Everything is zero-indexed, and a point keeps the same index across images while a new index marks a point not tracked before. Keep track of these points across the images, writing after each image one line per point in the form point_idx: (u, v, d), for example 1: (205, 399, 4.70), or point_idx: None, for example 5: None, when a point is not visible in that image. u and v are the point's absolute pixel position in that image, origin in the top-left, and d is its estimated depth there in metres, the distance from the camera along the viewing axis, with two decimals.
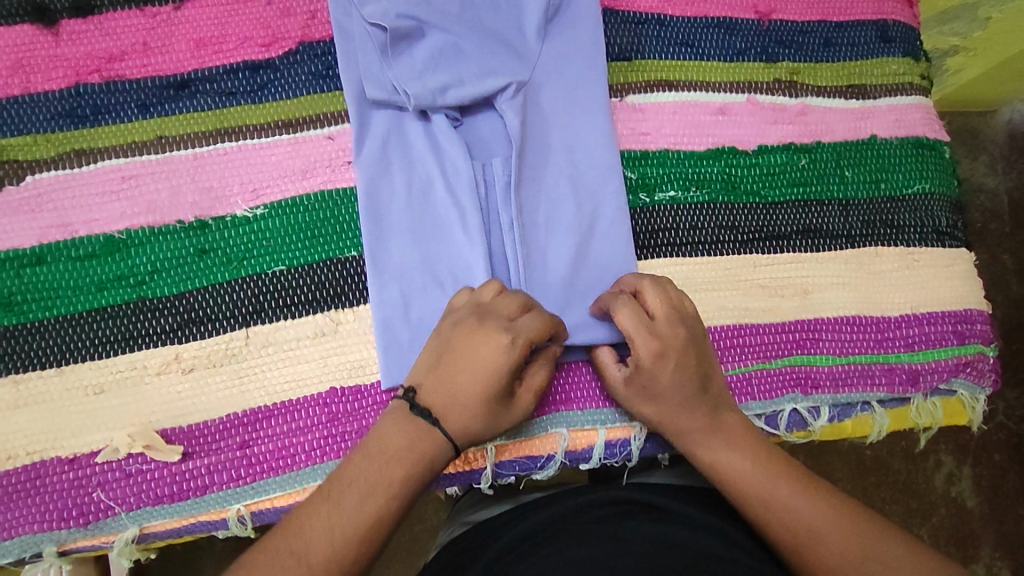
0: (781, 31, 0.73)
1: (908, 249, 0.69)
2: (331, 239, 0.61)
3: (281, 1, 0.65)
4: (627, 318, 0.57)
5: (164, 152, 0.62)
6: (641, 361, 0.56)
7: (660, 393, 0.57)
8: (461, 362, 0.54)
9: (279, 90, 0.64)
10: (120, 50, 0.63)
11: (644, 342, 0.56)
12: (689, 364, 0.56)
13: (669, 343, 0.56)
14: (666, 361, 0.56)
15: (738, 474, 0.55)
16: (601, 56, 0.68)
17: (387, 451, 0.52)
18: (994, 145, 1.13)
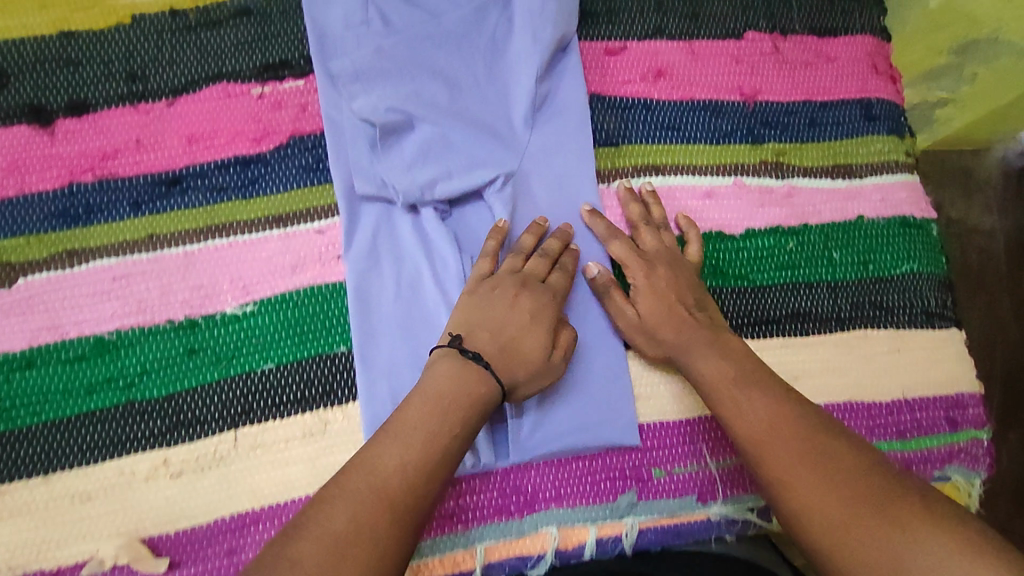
0: (765, 112, 0.74)
1: (898, 331, 0.69)
2: (320, 334, 0.62)
3: (272, 95, 0.67)
4: (625, 242, 0.64)
5: (155, 250, 0.62)
6: (642, 280, 0.62)
7: (661, 316, 0.61)
8: (501, 316, 0.58)
9: (269, 184, 0.65)
10: (113, 149, 0.64)
11: (641, 265, 0.63)
12: (689, 284, 0.63)
13: (666, 265, 0.63)
14: (662, 276, 0.62)
15: (722, 374, 0.57)
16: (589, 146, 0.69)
17: (442, 396, 0.53)
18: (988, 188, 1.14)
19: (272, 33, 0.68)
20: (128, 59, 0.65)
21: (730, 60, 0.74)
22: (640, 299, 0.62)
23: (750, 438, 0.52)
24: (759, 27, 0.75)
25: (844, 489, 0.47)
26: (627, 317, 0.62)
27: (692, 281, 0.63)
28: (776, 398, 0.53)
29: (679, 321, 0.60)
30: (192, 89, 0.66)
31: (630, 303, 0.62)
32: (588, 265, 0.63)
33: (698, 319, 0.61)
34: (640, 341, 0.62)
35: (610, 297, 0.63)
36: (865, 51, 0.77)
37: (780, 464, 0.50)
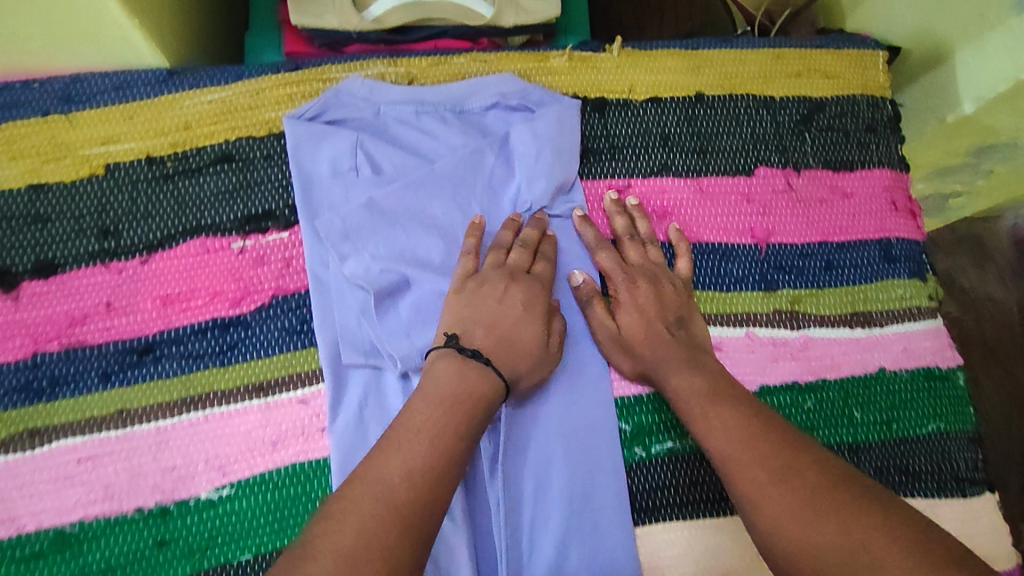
0: (779, 255, 0.70)
1: (925, 499, 0.65)
2: (302, 520, 0.57)
3: (254, 249, 0.62)
4: (613, 254, 0.65)
5: (124, 427, 0.58)
6: (625, 293, 0.63)
7: (641, 330, 0.61)
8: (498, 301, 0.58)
9: (250, 350, 0.60)
10: (81, 313, 0.59)
11: (624, 279, 0.64)
12: (671, 299, 0.63)
13: (647, 280, 0.64)
14: (645, 294, 0.63)
15: (692, 389, 0.57)
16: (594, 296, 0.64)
17: (445, 396, 0.51)
18: (1001, 255, 1.12)
19: (255, 181, 0.64)
20: (100, 214, 0.61)
21: (741, 199, 0.71)
22: (623, 316, 0.62)
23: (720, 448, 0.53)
24: (771, 162, 0.72)
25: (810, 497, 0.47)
26: (609, 332, 0.62)
27: (675, 297, 0.64)
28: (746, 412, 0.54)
29: (659, 342, 0.61)
30: (168, 245, 0.61)
31: (611, 317, 0.63)
32: (573, 273, 0.65)
33: (676, 337, 0.61)
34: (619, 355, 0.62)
35: (591, 307, 0.63)
36: (882, 185, 0.73)
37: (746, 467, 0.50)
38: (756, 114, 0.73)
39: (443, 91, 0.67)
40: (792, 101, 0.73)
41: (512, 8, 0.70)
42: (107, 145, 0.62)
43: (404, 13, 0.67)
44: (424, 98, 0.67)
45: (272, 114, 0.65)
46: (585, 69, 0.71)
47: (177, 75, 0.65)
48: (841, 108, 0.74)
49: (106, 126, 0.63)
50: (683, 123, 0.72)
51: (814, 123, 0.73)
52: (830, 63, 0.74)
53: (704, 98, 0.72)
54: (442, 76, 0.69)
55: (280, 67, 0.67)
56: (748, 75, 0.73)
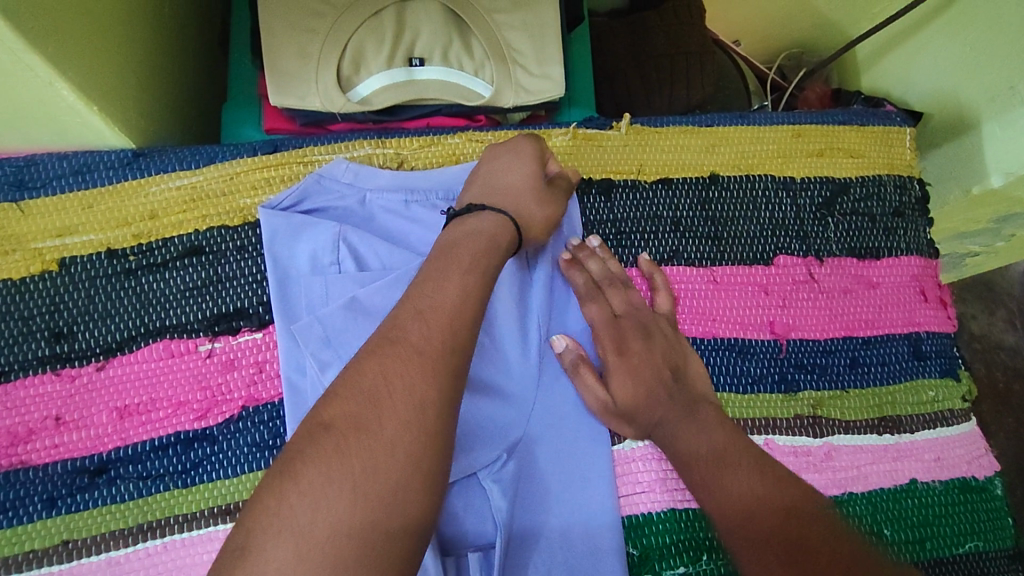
0: (801, 352, 0.64)
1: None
2: None
3: (222, 351, 0.57)
4: (602, 305, 0.60)
5: (70, 560, 0.51)
6: (615, 358, 0.58)
7: (637, 397, 0.57)
8: (504, 179, 0.57)
9: (215, 467, 0.54)
10: (26, 429, 0.53)
11: (613, 337, 0.59)
12: (665, 353, 0.59)
13: (641, 336, 0.59)
14: (638, 351, 0.58)
15: (699, 454, 0.54)
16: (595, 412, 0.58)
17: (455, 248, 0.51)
18: (1011, 298, 1.11)
19: (226, 275, 0.59)
20: (52, 315, 0.56)
21: (758, 291, 0.65)
22: (615, 381, 0.57)
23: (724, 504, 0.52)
24: (791, 250, 0.67)
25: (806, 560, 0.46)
26: (602, 402, 0.57)
27: (668, 349, 0.59)
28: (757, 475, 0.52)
29: (658, 400, 0.57)
30: (128, 347, 0.56)
31: (602, 386, 0.58)
32: (555, 339, 0.59)
33: (674, 397, 0.57)
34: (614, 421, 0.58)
35: (579, 376, 0.58)
36: (910, 274, 0.69)
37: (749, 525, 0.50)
38: (775, 196, 0.68)
39: (434, 178, 0.63)
40: (814, 183, 0.69)
41: (512, 87, 0.65)
42: (62, 237, 0.58)
43: (392, 95, 0.63)
44: (413, 184, 0.62)
45: (246, 201, 0.60)
46: (590, 147, 0.66)
47: (143, 156, 0.60)
48: (866, 191, 0.70)
49: (61, 216, 0.58)
50: (696, 206, 0.66)
51: (838, 207, 0.69)
52: (854, 141, 0.71)
53: (719, 179, 0.67)
54: (434, 158, 0.64)
55: (259, 148, 0.62)
56: (766, 155, 0.69)
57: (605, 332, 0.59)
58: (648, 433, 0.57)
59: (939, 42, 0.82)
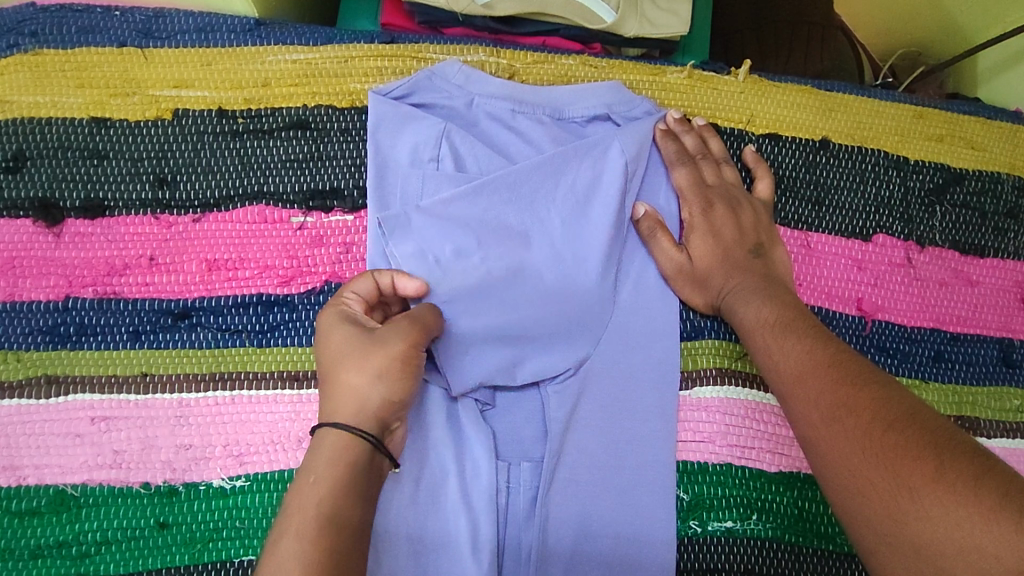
0: (884, 334, 0.62)
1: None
2: (254, 530, 0.51)
3: (314, 227, 0.57)
4: (691, 170, 0.61)
5: (146, 393, 0.53)
6: (699, 218, 0.59)
7: (713, 261, 0.58)
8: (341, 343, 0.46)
9: (292, 334, 0.55)
10: (122, 262, 0.55)
11: (699, 200, 0.60)
12: (750, 225, 0.59)
13: (726, 203, 0.60)
14: (721, 216, 0.59)
15: (763, 322, 0.53)
16: (669, 275, 0.59)
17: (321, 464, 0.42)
18: None
19: (328, 154, 0.59)
20: (159, 160, 0.58)
21: (851, 265, 0.63)
22: (693, 248, 0.59)
23: (783, 385, 0.49)
24: (892, 231, 0.64)
25: (868, 442, 0.42)
26: (676, 263, 0.58)
27: (755, 223, 0.60)
28: (826, 360, 0.48)
29: (735, 263, 0.58)
30: (224, 205, 0.57)
31: (678, 250, 0.59)
32: (636, 205, 0.60)
33: (751, 264, 0.57)
34: (685, 287, 0.58)
35: (655, 241, 0.59)
36: (1014, 279, 0.65)
37: (805, 407, 0.46)
38: (884, 174, 0.65)
39: (545, 93, 0.61)
40: (926, 167, 0.66)
41: (636, 16, 0.64)
42: (178, 89, 0.59)
43: (517, 4, 0.62)
44: (524, 97, 0.61)
45: (357, 85, 0.61)
46: (703, 90, 0.65)
47: (264, 26, 0.61)
48: (982, 185, 0.66)
49: (181, 69, 0.59)
50: (801, 167, 0.64)
51: (948, 196, 0.66)
52: (978, 132, 0.68)
53: (830, 145, 0.65)
54: (546, 76, 0.63)
55: (376, 38, 0.63)
56: (883, 130, 0.66)
57: (697, 229, 0.59)
58: (716, 301, 0.58)
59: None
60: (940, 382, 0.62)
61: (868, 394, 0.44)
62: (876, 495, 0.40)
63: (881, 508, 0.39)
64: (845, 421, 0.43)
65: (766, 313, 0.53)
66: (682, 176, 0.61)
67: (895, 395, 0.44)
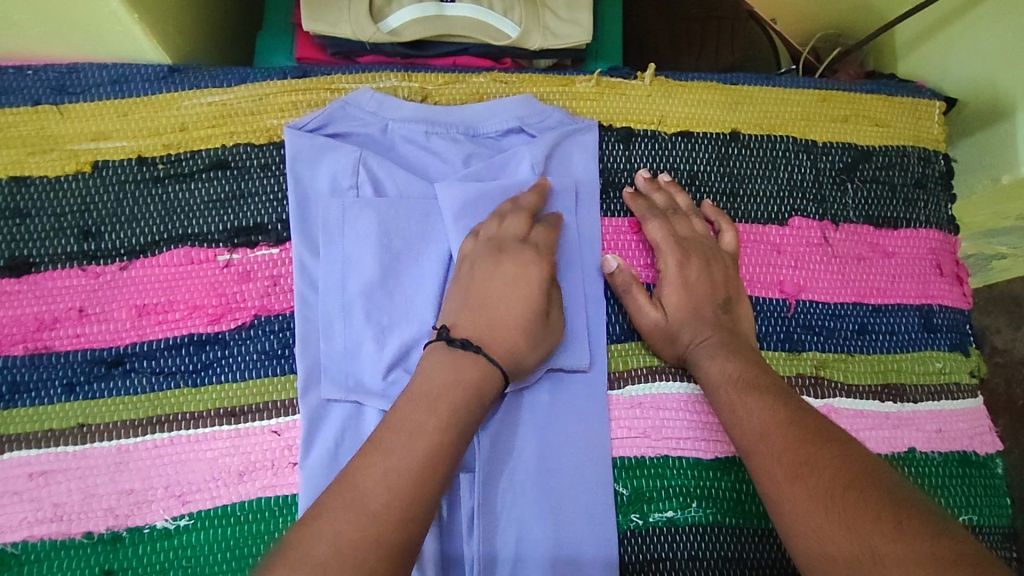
0: (809, 313, 0.64)
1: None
2: (201, 567, 0.53)
3: (240, 263, 0.59)
4: (665, 223, 0.62)
5: (83, 443, 0.54)
6: (673, 271, 0.60)
7: (687, 313, 0.59)
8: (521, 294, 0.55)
9: (225, 371, 0.56)
10: (52, 317, 0.56)
11: (676, 252, 0.60)
12: (722, 281, 0.60)
13: (701, 256, 0.60)
14: (695, 270, 0.60)
15: (727, 377, 0.54)
16: (645, 332, 0.60)
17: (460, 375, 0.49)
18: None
19: (249, 191, 0.60)
20: (82, 214, 0.58)
21: (771, 250, 0.65)
22: (668, 295, 0.60)
23: (747, 444, 0.50)
24: (808, 213, 0.67)
25: (831, 499, 0.43)
26: (651, 320, 0.59)
27: (726, 277, 0.60)
28: (787, 420, 0.49)
29: (708, 316, 0.58)
30: (150, 251, 0.58)
31: (652, 303, 0.60)
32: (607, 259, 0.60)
33: (720, 322, 0.58)
34: (658, 342, 0.59)
35: (630, 297, 0.60)
36: (929, 247, 0.68)
37: (766, 458, 0.47)
38: (795, 159, 0.68)
39: (457, 112, 0.63)
40: (835, 148, 0.68)
41: (539, 28, 0.66)
42: (97, 141, 0.60)
43: (422, 28, 0.64)
44: (436, 117, 0.63)
45: (274, 121, 0.62)
46: (613, 95, 0.67)
47: (178, 72, 0.62)
48: (890, 160, 0.69)
49: (98, 122, 0.60)
50: (714, 161, 0.67)
51: (858, 173, 0.68)
52: (882, 109, 0.70)
53: (741, 136, 0.67)
54: (458, 95, 0.65)
55: (289, 73, 0.64)
56: (790, 116, 0.68)
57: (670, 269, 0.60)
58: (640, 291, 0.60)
59: (984, 29, 0.72)
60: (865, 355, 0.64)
61: (831, 453, 0.45)
62: (837, 551, 0.40)
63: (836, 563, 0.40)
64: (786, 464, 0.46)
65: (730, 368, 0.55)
66: (654, 226, 0.62)
67: (858, 456, 0.45)
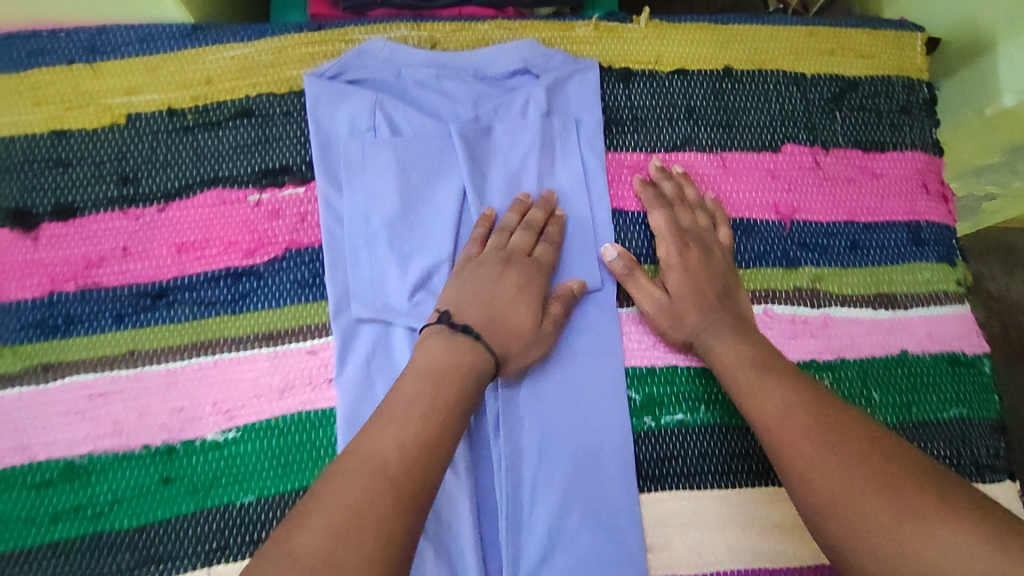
0: (804, 232, 0.68)
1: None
2: (250, 475, 0.58)
3: (269, 202, 0.63)
4: (668, 213, 0.65)
5: (136, 368, 0.59)
6: (675, 256, 0.63)
7: (689, 295, 0.61)
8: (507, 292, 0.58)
9: (262, 299, 0.61)
10: (98, 256, 0.60)
11: (675, 240, 0.63)
12: (718, 268, 0.63)
13: (700, 247, 0.63)
14: (695, 259, 0.63)
15: None
16: (651, 314, 0.62)
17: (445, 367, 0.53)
18: None
19: (273, 136, 0.64)
20: (120, 161, 0.62)
21: (766, 175, 0.69)
22: (671, 279, 0.62)
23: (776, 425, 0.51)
24: (799, 139, 0.70)
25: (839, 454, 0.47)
26: (657, 302, 0.61)
27: (723, 267, 0.63)
28: (810, 411, 0.50)
29: (710, 298, 0.61)
30: (185, 194, 0.62)
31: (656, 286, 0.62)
32: (605, 249, 0.62)
33: (724, 307, 0.61)
34: (666, 325, 0.61)
35: (634, 279, 0.62)
36: (914, 168, 0.71)
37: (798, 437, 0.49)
38: (786, 91, 0.71)
39: (466, 57, 0.67)
40: (822, 80, 0.72)
41: None
42: (129, 95, 0.64)
43: None
44: (446, 63, 0.67)
45: (293, 72, 0.66)
46: (610, 38, 0.71)
47: (201, 30, 0.66)
48: (875, 89, 0.73)
49: (129, 77, 0.64)
50: (709, 96, 0.70)
51: (846, 102, 0.72)
52: (866, 42, 0.74)
53: (733, 72, 0.71)
54: (465, 42, 0.69)
55: (304, 27, 0.68)
56: (779, 52, 0.72)
57: (673, 262, 0.63)
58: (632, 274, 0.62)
59: None
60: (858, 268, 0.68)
61: (840, 415, 0.49)
62: (841, 494, 0.45)
63: (847, 508, 0.44)
64: (797, 419, 0.50)
65: (729, 350, 0.58)
66: (654, 218, 0.65)
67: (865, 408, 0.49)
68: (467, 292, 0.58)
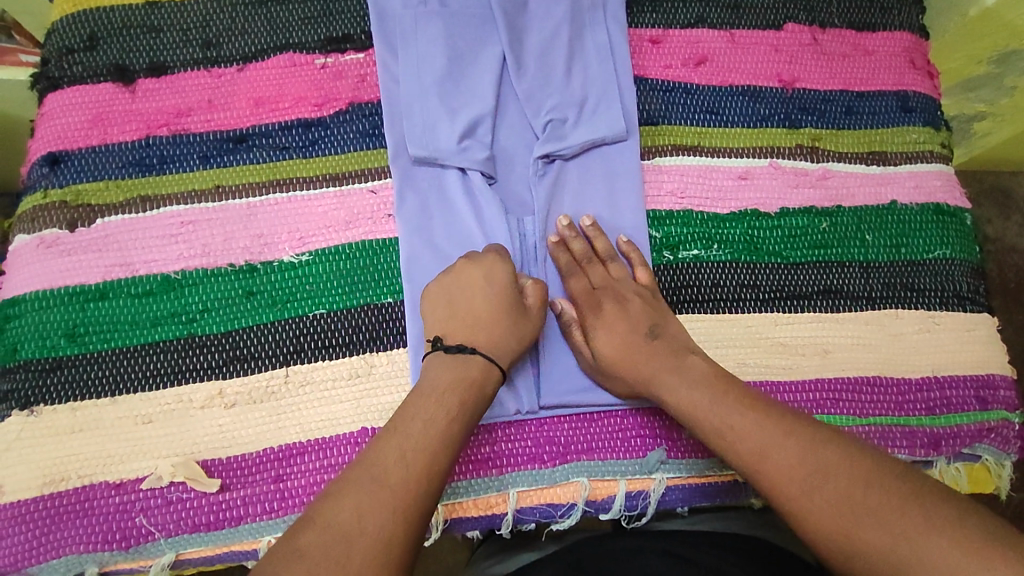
0: (804, 98, 0.76)
1: (890, 310, 0.71)
2: (320, 292, 0.66)
3: (334, 65, 0.72)
4: (579, 279, 0.67)
5: (220, 200, 0.67)
6: (595, 321, 0.65)
7: (619, 355, 0.63)
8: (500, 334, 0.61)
9: (328, 146, 0.70)
10: (186, 106, 0.69)
11: (590, 305, 0.66)
12: (640, 315, 0.64)
13: (614, 301, 0.65)
14: (611, 313, 0.65)
15: None
16: (587, 372, 0.66)
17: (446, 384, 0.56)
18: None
19: (335, 10, 0.73)
20: (203, 29, 0.71)
21: (770, 50, 0.77)
22: (598, 339, 0.64)
23: (745, 453, 0.54)
24: (799, 19, 0.79)
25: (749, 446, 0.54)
26: (590, 363, 0.65)
27: (643, 309, 0.65)
28: (734, 394, 0.57)
29: (636, 355, 0.62)
30: (260, 56, 0.71)
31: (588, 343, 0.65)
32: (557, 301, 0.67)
33: (655, 350, 0.62)
34: (602, 380, 0.65)
35: (571, 335, 0.66)
36: (902, 46, 0.80)
37: (774, 464, 0.52)
38: None
39: None
40: None
41: None
42: None
43: None
44: None
45: None
46: None
47: None
48: None
49: None
50: None
51: None
52: None
53: None
54: None
55: None
56: None
57: (600, 327, 0.65)
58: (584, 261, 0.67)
59: None
60: (852, 131, 0.76)
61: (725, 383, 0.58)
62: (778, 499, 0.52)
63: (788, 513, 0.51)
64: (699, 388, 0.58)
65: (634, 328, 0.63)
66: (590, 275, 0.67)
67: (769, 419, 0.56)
68: (459, 295, 0.63)
